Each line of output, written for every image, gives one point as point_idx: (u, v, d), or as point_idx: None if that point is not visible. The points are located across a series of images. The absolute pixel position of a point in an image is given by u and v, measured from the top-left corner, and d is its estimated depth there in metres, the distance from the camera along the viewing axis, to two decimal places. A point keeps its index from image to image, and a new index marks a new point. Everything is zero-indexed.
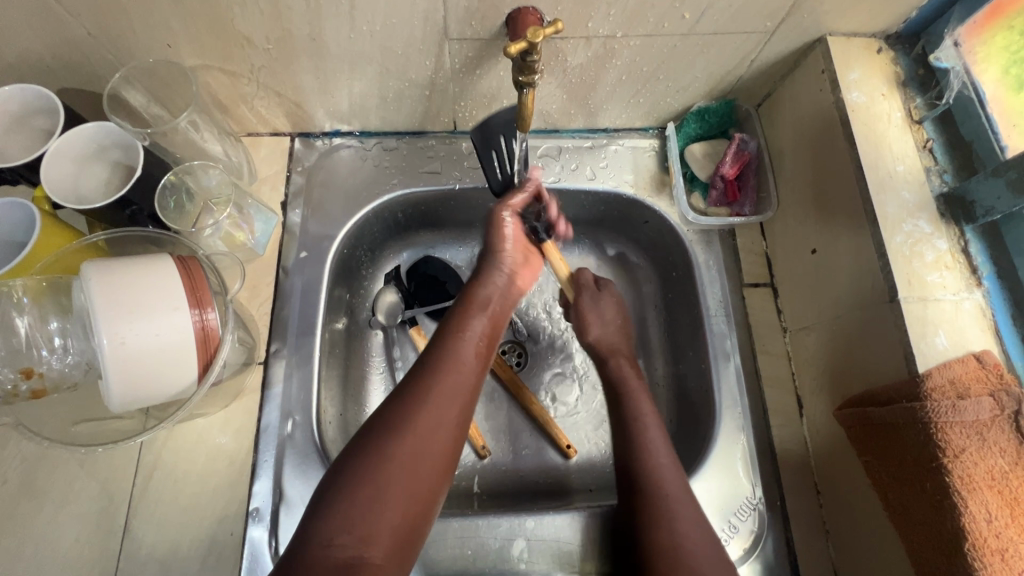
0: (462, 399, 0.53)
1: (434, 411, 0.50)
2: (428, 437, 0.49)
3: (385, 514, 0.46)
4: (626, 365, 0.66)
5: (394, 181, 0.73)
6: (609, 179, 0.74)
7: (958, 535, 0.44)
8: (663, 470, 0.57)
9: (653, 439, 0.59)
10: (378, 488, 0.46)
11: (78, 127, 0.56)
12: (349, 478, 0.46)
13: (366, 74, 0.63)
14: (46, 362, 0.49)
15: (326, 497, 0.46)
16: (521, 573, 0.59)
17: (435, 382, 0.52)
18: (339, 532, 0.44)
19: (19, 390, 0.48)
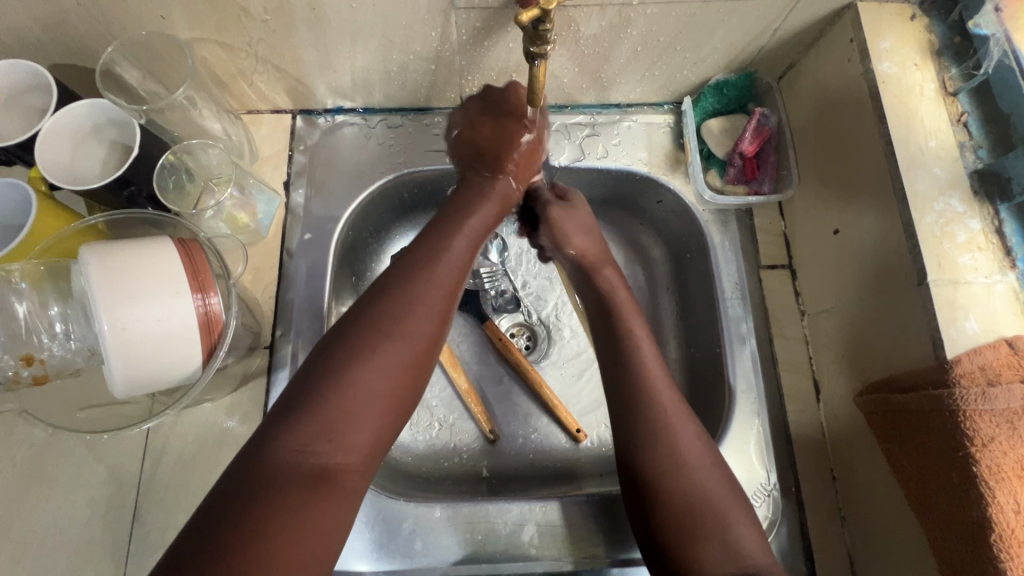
0: (449, 295, 0.49)
1: (423, 309, 0.47)
2: (416, 338, 0.46)
3: (366, 419, 0.42)
4: (614, 275, 0.64)
5: (400, 160, 0.71)
6: (622, 157, 0.71)
7: (984, 526, 0.43)
8: (699, 467, 0.50)
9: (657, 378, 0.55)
10: (359, 395, 0.42)
11: (70, 106, 0.55)
12: (329, 374, 0.43)
13: (369, 47, 0.60)
14: (47, 349, 0.48)
15: (299, 399, 0.42)
16: (531, 558, 0.58)
17: (427, 277, 0.49)
18: (312, 437, 0.40)
19: (20, 376, 0.48)
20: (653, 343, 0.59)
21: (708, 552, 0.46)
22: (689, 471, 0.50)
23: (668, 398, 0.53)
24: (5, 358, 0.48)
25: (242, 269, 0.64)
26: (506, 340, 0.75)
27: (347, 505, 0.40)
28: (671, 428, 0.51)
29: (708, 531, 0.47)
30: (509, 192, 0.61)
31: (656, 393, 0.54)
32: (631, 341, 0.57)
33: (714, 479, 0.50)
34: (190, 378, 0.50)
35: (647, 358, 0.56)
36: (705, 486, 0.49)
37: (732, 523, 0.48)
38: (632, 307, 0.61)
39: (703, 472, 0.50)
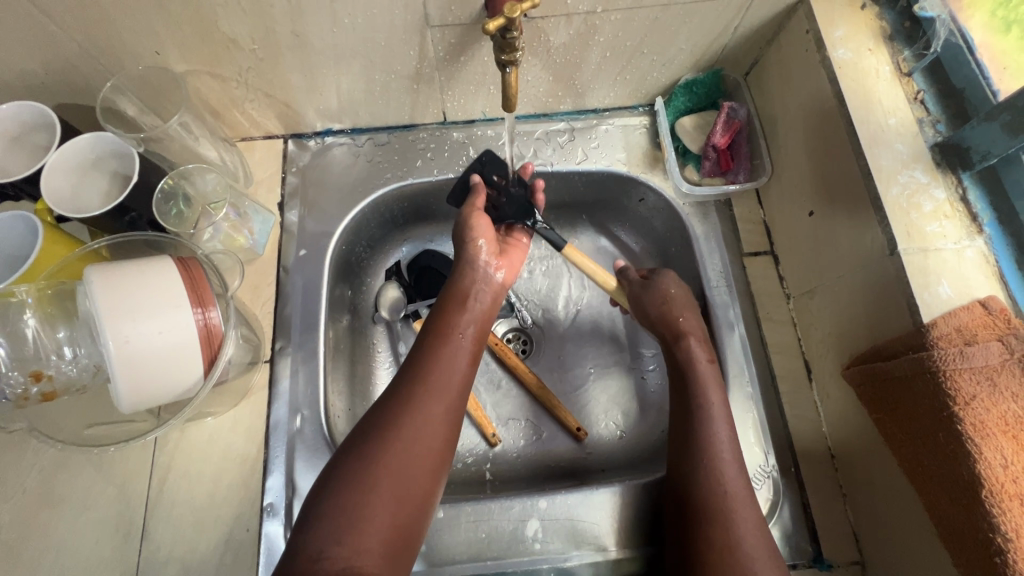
0: (448, 403, 0.55)
1: (423, 413, 0.53)
2: (418, 447, 0.51)
3: (375, 520, 0.47)
4: (698, 347, 0.62)
5: (389, 175, 0.74)
6: (601, 159, 0.74)
7: (975, 483, 0.43)
8: (745, 510, 0.52)
9: (705, 373, 0.60)
10: (365, 495, 0.47)
11: (75, 140, 0.58)
12: (347, 485, 0.48)
13: (352, 69, 0.63)
14: (57, 366, 0.50)
15: (318, 506, 0.47)
16: (536, 553, 0.58)
17: (424, 386, 0.55)
18: (331, 543, 0.45)
19: (30, 393, 0.49)
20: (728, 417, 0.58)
21: None
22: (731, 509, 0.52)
23: (709, 386, 0.59)
24: (15, 375, 0.49)
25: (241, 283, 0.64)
26: (501, 345, 0.78)
27: None
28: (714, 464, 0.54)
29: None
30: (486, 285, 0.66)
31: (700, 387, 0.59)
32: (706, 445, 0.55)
33: (765, 551, 0.50)
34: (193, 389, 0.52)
35: (702, 372, 0.60)
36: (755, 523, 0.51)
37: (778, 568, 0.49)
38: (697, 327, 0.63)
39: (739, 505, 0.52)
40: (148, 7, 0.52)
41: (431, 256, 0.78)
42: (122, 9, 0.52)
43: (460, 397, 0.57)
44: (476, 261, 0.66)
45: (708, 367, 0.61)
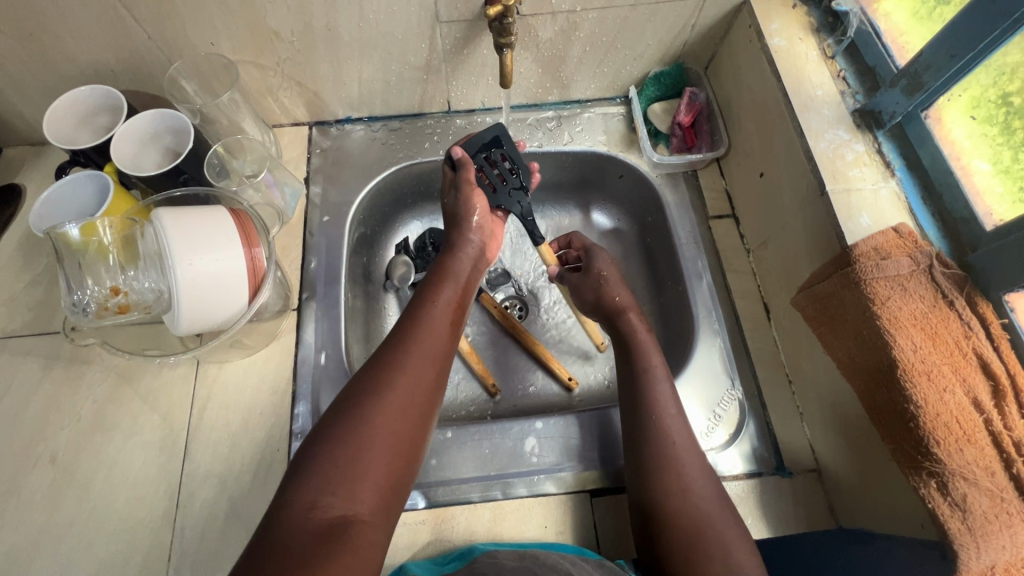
0: (436, 365, 0.58)
1: (414, 374, 0.56)
2: (410, 408, 0.54)
3: (367, 476, 0.49)
4: (636, 319, 0.71)
5: (400, 155, 0.85)
6: (585, 140, 0.86)
7: (892, 365, 0.53)
8: (694, 475, 0.59)
9: (647, 346, 0.68)
10: (356, 452, 0.50)
11: (139, 116, 0.68)
12: (339, 439, 0.50)
13: (372, 60, 0.75)
14: (130, 283, 0.59)
15: (310, 461, 0.49)
16: (533, 465, 0.66)
17: (413, 350, 0.58)
18: (322, 496, 0.47)
19: (109, 304, 0.58)
20: (667, 377, 0.66)
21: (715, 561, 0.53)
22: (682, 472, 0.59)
23: (651, 357, 0.67)
24: (97, 289, 0.59)
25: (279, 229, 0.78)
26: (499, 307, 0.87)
27: (362, 551, 0.46)
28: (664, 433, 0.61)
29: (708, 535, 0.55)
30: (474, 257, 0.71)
31: (648, 362, 0.66)
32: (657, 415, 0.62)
33: (710, 493, 0.58)
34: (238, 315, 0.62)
35: (645, 347, 0.68)
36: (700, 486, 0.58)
37: (722, 528, 0.55)
38: (632, 303, 0.73)
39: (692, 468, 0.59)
40: (211, 3, 0.64)
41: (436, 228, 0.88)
42: (190, 4, 0.63)
43: (445, 360, 0.60)
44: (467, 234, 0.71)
45: (647, 338, 0.69)
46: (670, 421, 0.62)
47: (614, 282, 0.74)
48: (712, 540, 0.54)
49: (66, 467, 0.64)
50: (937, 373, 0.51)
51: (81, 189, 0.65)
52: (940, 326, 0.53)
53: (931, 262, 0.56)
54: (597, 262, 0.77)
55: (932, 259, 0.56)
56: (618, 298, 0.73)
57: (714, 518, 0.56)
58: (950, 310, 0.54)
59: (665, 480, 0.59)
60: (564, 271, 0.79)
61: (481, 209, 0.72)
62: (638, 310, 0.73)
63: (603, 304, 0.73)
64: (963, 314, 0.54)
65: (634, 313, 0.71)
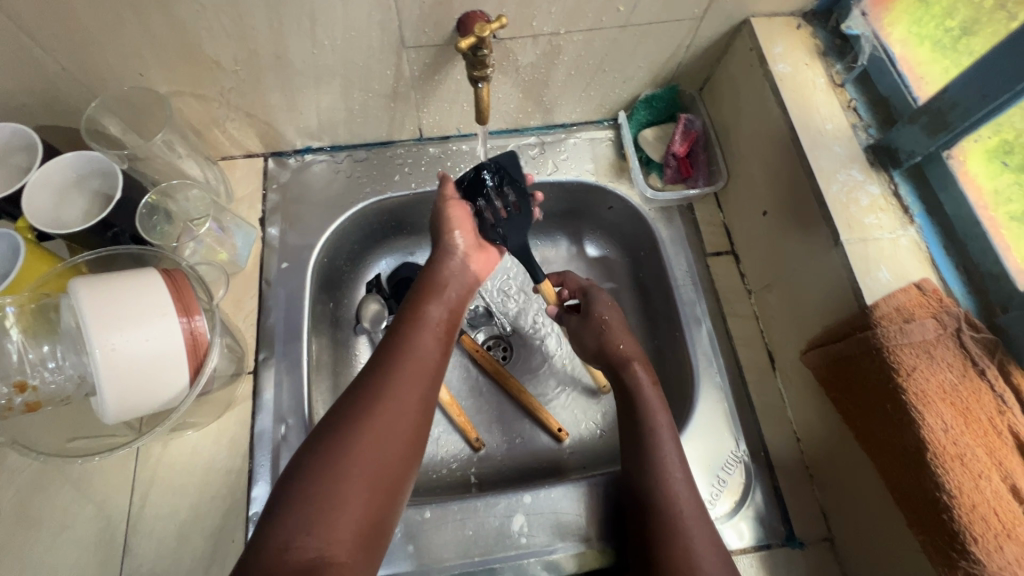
0: (425, 385, 0.54)
1: (401, 395, 0.52)
2: (396, 434, 0.50)
3: (347, 510, 0.45)
4: (642, 371, 0.63)
5: (367, 190, 0.77)
6: (571, 170, 0.79)
7: (920, 447, 0.47)
8: (706, 549, 0.52)
9: (650, 396, 0.62)
10: (335, 482, 0.46)
11: (59, 157, 0.59)
12: (317, 470, 0.46)
13: (332, 88, 0.66)
14: (40, 376, 0.50)
15: (289, 493, 0.45)
16: (522, 547, 0.60)
17: (401, 369, 0.53)
18: (298, 534, 0.43)
19: (14, 403, 0.50)
20: (676, 440, 0.59)
21: None
22: (687, 541, 0.53)
23: (655, 405, 0.61)
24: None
25: (223, 293, 0.67)
26: (481, 351, 0.80)
27: None
28: (667, 493, 0.55)
29: None
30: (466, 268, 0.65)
31: (652, 413, 0.60)
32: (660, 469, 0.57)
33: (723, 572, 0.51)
34: (178, 398, 0.53)
35: (648, 394, 0.62)
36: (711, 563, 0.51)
37: None
38: (637, 351, 0.66)
39: (699, 542, 0.53)
40: (134, 31, 0.55)
41: (409, 267, 0.80)
42: (110, 33, 0.54)
43: (433, 382, 0.55)
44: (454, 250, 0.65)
45: (653, 392, 0.62)
46: (677, 489, 0.56)
47: (619, 328, 0.67)
48: None
49: None
50: (972, 457, 0.46)
51: None
52: (971, 400, 0.48)
53: (960, 326, 0.50)
54: (601, 307, 0.69)
55: (960, 321, 0.50)
56: (622, 347, 0.65)
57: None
58: (981, 380, 0.49)
59: (671, 554, 0.52)
60: (562, 314, 0.72)
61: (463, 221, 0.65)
62: (643, 357, 0.65)
63: (606, 353, 0.66)
64: (996, 385, 0.48)
65: (639, 362, 0.64)
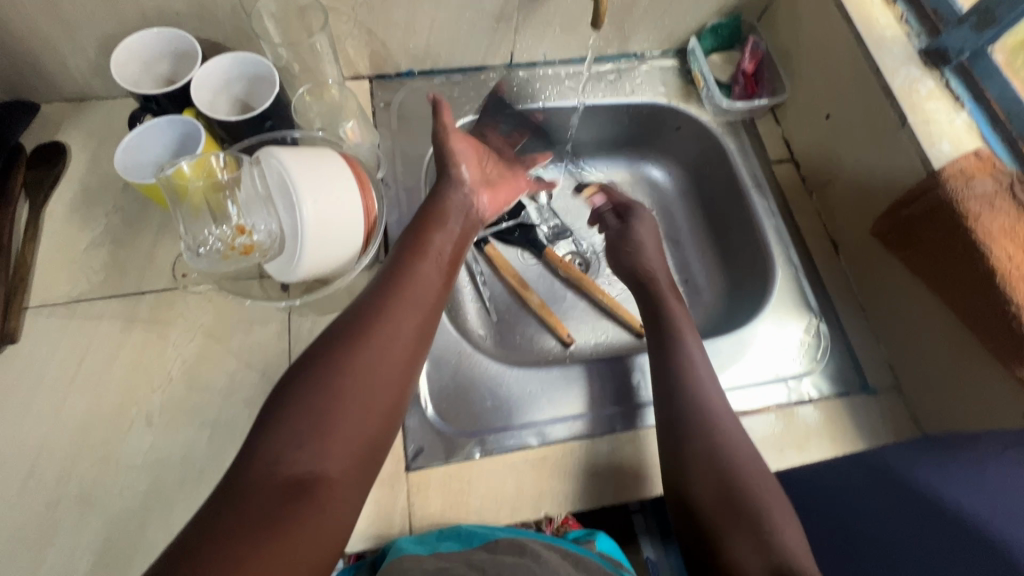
0: (423, 314, 0.55)
1: (399, 320, 0.53)
2: (396, 355, 0.51)
3: (345, 427, 0.46)
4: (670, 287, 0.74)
5: (467, 109, 0.85)
6: (646, 92, 0.88)
7: (990, 274, 0.57)
8: (737, 439, 0.59)
9: (677, 307, 0.71)
10: (334, 395, 0.46)
11: (216, 59, 0.65)
12: (316, 391, 0.46)
13: (448, 6, 0.74)
14: (253, 223, 0.57)
15: (285, 407, 0.45)
16: (642, 398, 0.69)
17: (401, 296, 0.55)
18: (290, 448, 0.43)
19: (236, 243, 0.57)
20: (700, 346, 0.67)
21: (745, 544, 0.52)
22: (716, 436, 0.59)
23: (682, 315, 0.70)
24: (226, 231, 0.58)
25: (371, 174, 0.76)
26: (564, 261, 0.89)
27: (330, 510, 0.43)
28: (700, 394, 0.62)
29: (743, 521, 0.53)
30: (466, 206, 0.68)
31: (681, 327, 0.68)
32: (692, 372, 0.63)
33: (751, 460, 0.57)
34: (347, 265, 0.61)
35: (675, 306, 0.71)
36: (746, 458, 0.57)
37: (770, 512, 0.53)
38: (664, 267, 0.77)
39: (733, 433, 0.59)
40: None
41: None
42: None
43: (431, 312, 0.56)
44: (457, 184, 0.68)
45: (677, 304, 0.72)
46: (708, 387, 0.63)
47: (655, 248, 0.80)
48: (745, 523, 0.53)
49: (164, 430, 0.61)
50: None
51: (161, 137, 0.62)
52: None
53: (1012, 181, 0.60)
54: (637, 228, 0.82)
55: (1012, 177, 0.60)
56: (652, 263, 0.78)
57: (770, 496, 0.55)
58: None
59: (696, 444, 0.58)
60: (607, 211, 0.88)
61: (467, 158, 0.71)
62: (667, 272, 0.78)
63: (638, 275, 0.77)
64: None
65: (663, 278, 0.76)
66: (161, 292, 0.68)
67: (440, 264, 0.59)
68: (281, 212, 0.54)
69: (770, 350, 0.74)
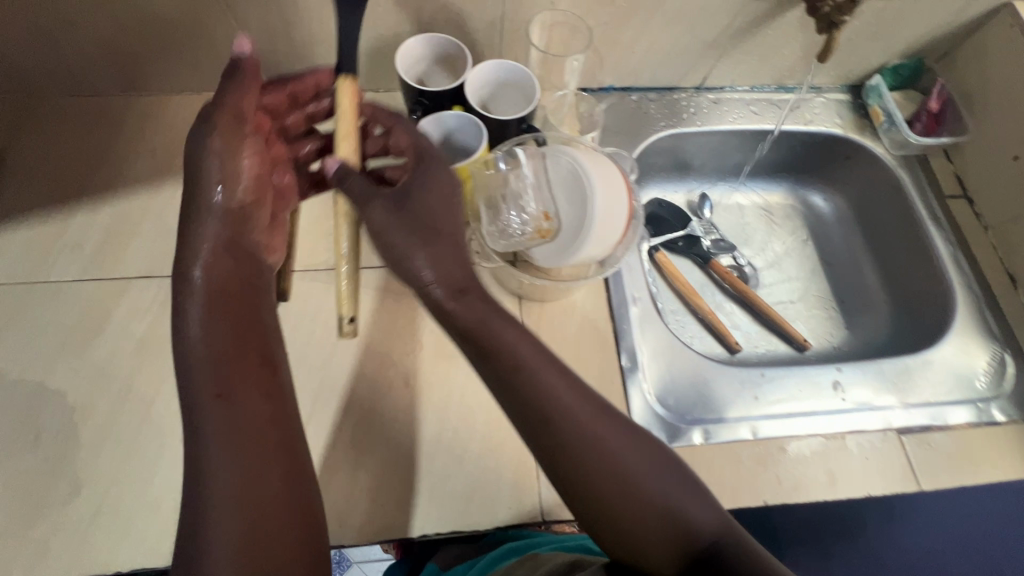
0: (260, 411, 0.49)
1: (223, 416, 0.47)
2: (244, 455, 0.46)
3: (226, 530, 0.44)
4: (501, 318, 0.51)
5: (663, 124, 0.92)
6: (824, 122, 0.95)
7: None
8: (612, 496, 0.48)
9: (547, 368, 0.50)
10: (221, 505, 0.44)
11: (483, 64, 0.73)
12: (218, 506, 0.44)
13: (671, 31, 0.81)
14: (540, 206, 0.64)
15: (201, 504, 0.44)
16: (844, 403, 0.73)
17: (215, 381, 0.48)
18: (245, 540, 0.44)
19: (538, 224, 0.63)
20: (581, 389, 0.51)
21: None
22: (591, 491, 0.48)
23: (535, 359, 0.50)
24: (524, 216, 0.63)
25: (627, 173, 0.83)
26: (729, 274, 0.95)
27: None
28: (559, 453, 0.49)
29: None
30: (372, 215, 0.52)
31: (546, 377, 0.50)
32: (565, 426, 0.49)
33: (658, 536, 0.47)
34: (580, 271, 0.67)
35: (520, 347, 0.50)
36: (617, 501, 0.48)
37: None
38: (505, 318, 0.51)
39: (646, 491, 0.48)
40: None
41: (663, 207, 0.98)
42: None
43: (265, 385, 0.50)
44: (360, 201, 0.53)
45: (540, 359, 0.50)
46: (570, 441, 0.49)
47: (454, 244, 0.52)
48: None
49: (418, 391, 0.67)
50: None
51: (440, 125, 0.70)
52: None
53: None
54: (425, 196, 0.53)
55: None
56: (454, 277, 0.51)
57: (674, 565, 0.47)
58: None
59: (583, 508, 0.49)
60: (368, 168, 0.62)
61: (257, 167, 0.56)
62: (503, 312, 0.52)
63: (489, 308, 0.51)
64: None
65: (501, 318, 0.51)
66: None
67: (213, 373, 0.48)
68: (573, 204, 0.62)
69: (954, 373, 0.77)
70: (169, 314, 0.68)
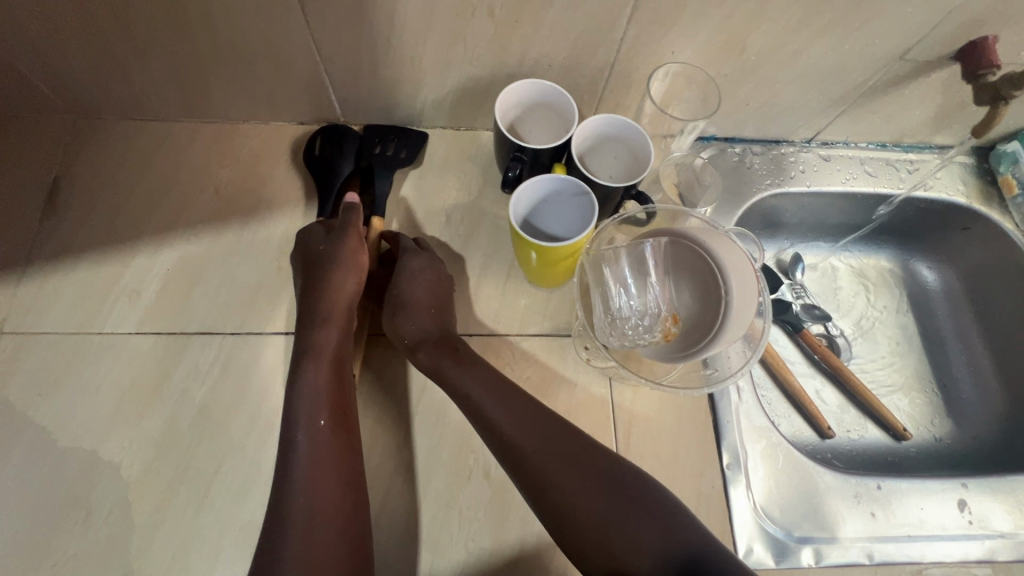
0: (340, 443, 0.53)
1: (306, 452, 0.52)
2: (324, 482, 0.50)
3: (296, 566, 0.46)
4: (524, 405, 0.55)
5: (768, 182, 0.83)
6: (945, 189, 0.86)
7: None
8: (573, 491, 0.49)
9: (498, 393, 0.56)
10: (302, 543, 0.47)
11: (591, 119, 0.65)
12: (294, 530, 0.47)
13: (797, 86, 0.72)
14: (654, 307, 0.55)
15: (276, 537, 0.47)
16: (966, 527, 0.65)
17: (306, 418, 0.53)
18: (315, 572, 0.46)
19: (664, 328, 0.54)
20: (535, 406, 0.56)
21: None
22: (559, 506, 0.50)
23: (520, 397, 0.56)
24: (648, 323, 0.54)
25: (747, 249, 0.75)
26: (824, 347, 0.84)
27: None
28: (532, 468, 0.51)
29: None
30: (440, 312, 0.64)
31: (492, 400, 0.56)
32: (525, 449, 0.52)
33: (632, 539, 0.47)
34: (689, 380, 0.60)
35: (496, 395, 0.56)
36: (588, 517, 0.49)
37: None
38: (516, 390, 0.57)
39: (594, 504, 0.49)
40: (714, 16, 0.60)
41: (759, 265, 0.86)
42: (695, 14, 0.59)
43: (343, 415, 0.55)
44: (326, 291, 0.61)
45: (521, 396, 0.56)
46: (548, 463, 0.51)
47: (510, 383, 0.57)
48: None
49: (500, 484, 0.61)
50: None
51: (541, 193, 0.62)
52: None
53: None
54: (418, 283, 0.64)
55: None
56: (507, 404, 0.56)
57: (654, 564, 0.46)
58: None
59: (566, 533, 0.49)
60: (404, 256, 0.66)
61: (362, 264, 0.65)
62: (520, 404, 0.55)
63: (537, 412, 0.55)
64: None
65: (528, 427, 0.54)
66: (485, 336, 0.68)
67: (310, 432, 0.53)
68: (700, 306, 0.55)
69: None
70: (230, 377, 0.62)
